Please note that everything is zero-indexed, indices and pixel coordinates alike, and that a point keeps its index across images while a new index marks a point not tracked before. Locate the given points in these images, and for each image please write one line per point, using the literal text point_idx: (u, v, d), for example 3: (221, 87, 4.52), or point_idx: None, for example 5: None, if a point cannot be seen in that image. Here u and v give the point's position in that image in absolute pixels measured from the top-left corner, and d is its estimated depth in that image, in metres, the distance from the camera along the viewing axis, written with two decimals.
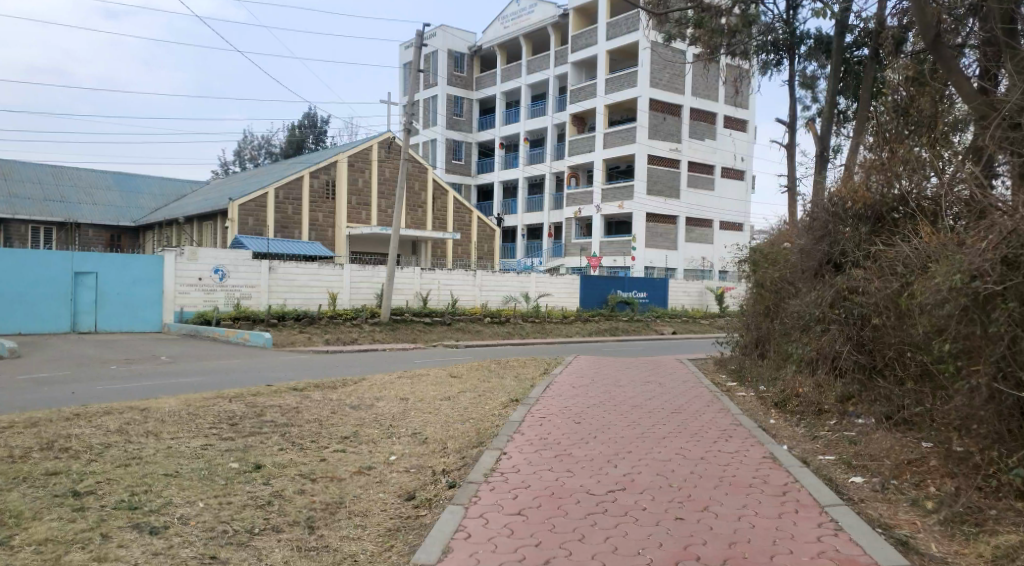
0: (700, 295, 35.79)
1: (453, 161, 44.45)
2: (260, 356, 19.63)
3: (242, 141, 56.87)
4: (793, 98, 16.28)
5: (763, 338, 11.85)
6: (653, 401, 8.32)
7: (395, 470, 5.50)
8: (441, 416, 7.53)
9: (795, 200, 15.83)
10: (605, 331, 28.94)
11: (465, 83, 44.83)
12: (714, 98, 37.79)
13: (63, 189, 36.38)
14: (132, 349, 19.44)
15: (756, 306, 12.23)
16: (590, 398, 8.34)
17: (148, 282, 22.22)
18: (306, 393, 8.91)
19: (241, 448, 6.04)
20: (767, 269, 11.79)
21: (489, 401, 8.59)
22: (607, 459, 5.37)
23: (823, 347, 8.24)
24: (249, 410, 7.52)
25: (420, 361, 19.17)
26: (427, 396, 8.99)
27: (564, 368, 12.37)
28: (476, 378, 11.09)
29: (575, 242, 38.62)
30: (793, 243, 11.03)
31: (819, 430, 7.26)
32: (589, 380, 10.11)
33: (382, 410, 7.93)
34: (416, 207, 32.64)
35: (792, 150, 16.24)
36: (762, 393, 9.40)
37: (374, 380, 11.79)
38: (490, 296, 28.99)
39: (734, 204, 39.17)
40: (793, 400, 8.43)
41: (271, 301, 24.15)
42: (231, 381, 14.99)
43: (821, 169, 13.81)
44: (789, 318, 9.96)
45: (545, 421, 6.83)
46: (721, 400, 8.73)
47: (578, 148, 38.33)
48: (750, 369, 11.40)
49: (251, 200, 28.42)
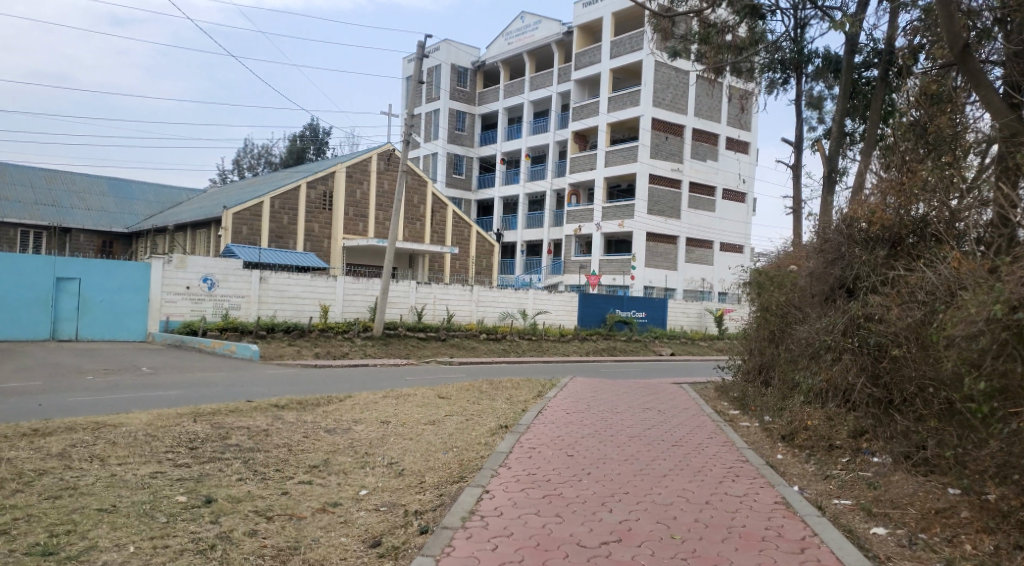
0: (700, 316, 35.24)
1: (452, 175, 44.06)
2: (246, 369, 19.02)
3: (242, 150, 56.54)
4: (799, 119, 15.79)
5: (769, 365, 11.25)
6: (653, 431, 7.74)
7: (363, 508, 4.92)
8: (422, 444, 6.95)
9: (799, 223, 15.30)
10: (603, 350, 28.36)
11: (467, 98, 44.54)
12: (717, 118, 37.45)
13: (56, 193, 35.91)
14: (113, 359, 18.85)
15: (761, 330, 11.69)
16: (585, 426, 7.77)
17: (133, 290, 21.63)
18: (283, 413, 8.34)
19: (195, 477, 5.47)
20: (772, 292, 11.21)
21: (477, 427, 8.00)
22: (601, 502, 4.78)
23: (835, 378, 7.66)
24: (215, 432, 6.94)
25: (412, 378, 18.54)
26: (411, 420, 8.42)
27: (560, 391, 11.82)
28: (466, 400, 10.52)
29: (574, 260, 38.11)
30: (801, 265, 10.48)
31: (831, 468, 6.65)
32: (585, 406, 9.54)
33: (360, 435, 7.33)
34: (414, 220, 32.15)
35: (797, 171, 15.74)
36: (768, 425, 8.79)
37: (359, 399, 11.21)
38: (486, 312, 28.40)
39: (735, 226, 38.75)
40: (802, 433, 7.82)
41: (261, 313, 23.53)
42: (214, 395, 14.41)
43: (829, 191, 13.29)
44: (797, 345, 9.38)
45: (534, 453, 6.25)
46: (724, 431, 8.11)
47: (579, 165, 37.93)
48: (755, 398, 10.78)
49: (245, 209, 27.93)
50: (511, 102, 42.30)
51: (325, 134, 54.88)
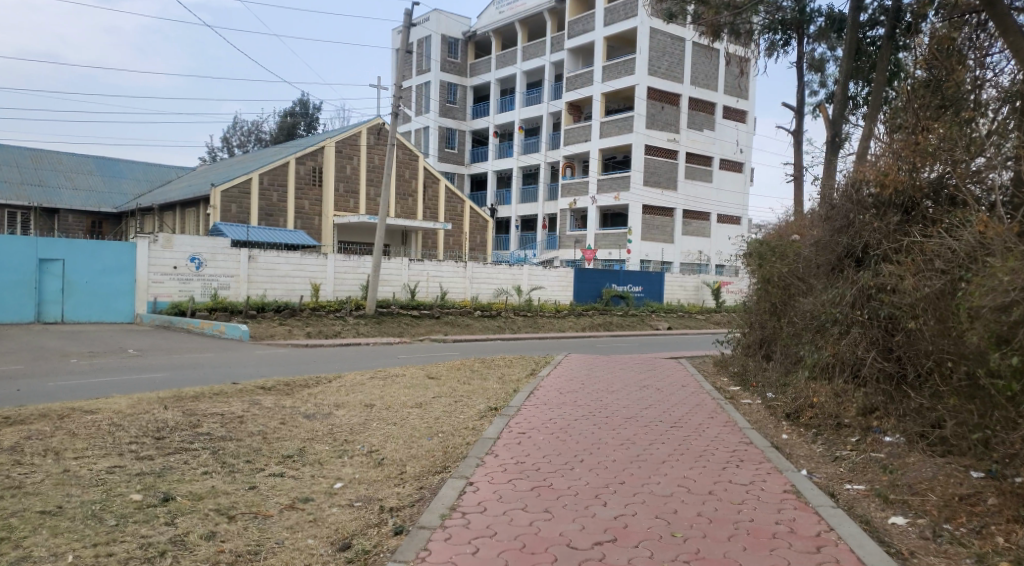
0: (697, 289, 34.82)
1: (445, 150, 43.34)
2: (235, 350, 18.59)
3: (232, 128, 55.60)
4: (800, 83, 15.27)
5: (771, 340, 10.86)
6: (650, 411, 7.32)
7: (336, 504, 4.51)
8: (405, 429, 6.52)
9: (800, 191, 14.87)
10: (599, 326, 28.00)
11: (458, 70, 43.66)
12: (713, 87, 36.75)
13: (42, 173, 35.20)
14: (98, 342, 18.37)
15: (762, 303, 11.28)
16: (580, 408, 7.35)
17: (119, 271, 21.08)
18: (261, 397, 7.91)
19: (157, 470, 5.03)
20: (774, 263, 10.78)
21: (465, 409, 7.59)
22: (594, 494, 4.38)
23: (842, 353, 7.28)
24: (185, 420, 6.51)
25: (405, 357, 18.15)
26: (397, 403, 8.00)
27: (554, 368, 11.44)
28: (456, 380, 10.12)
29: (569, 234, 37.58)
30: (806, 234, 10.05)
31: (840, 449, 6.28)
32: (580, 385, 9.14)
33: (340, 421, 6.91)
34: (406, 196, 31.55)
35: (800, 137, 15.25)
36: (770, 402, 8.40)
37: (346, 381, 10.79)
38: (480, 288, 27.94)
39: (732, 197, 38.19)
40: (807, 411, 7.44)
41: (250, 292, 23.05)
42: (202, 377, 14.03)
43: (833, 156, 12.84)
44: (801, 318, 9.00)
45: (523, 438, 5.84)
46: (725, 410, 7.73)
47: (573, 137, 37.27)
48: (756, 373, 10.41)
49: (233, 187, 27.34)
50: (503, 74, 41.47)
51: (315, 110, 53.96)
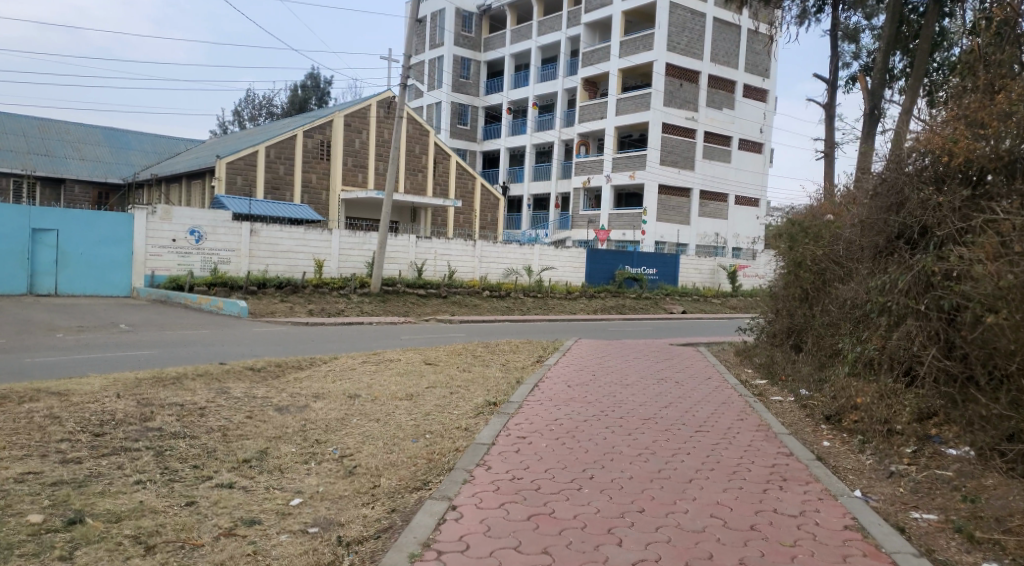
0: (713, 273, 33.72)
1: (457, 125, 42.24)
2: (233, 326, 17.88)
3: (243, 101, 54.69)
4: (833, 54, 14.17)
5: (801, 329, 9.91)
6: (669, 410, 6.41)
7: (285, 530, 3.64)
8: (389, 428, 5.66)
9: (830, 171, 13.86)
10: (612, 309, 27.10)
11: (472, 43, 42.45)
12: (734, 64, 35.44)
13: (47, 142, 34.52)
14: (91, 316, 17.63)
15: (791, 288, 10.34)
16: (590, 406, 6.44)
17: (116, 243, 20.34)
18: (234, 384, 7.05)
19: (81, 478, 4.16)
20: (807, 245, 9.77)
21: (460, 404, 6.71)
22: (608, 528, 3.50)
23: (895, 348, 6.34)
24: (136, 411, 5.63)
25: (408, 338, 17.34)
26: (386, 394, 7.13)
27: (563, 356, 10.54)
28: (456, 367, 9.24)
29: (582, 214, 36.51)
30: (845, 214, 9.06)
31: (894, 463, 5.37)
32: (591, 376, 8.24)
33: (315, 415, 6.05)
34: (416, 171, 30.54)
35: (832, 112, 14.17)
36: (806, 399, 7.46)
37: (337, 366, 9.96)
38: (490, 268, 27.04)
39: (751, 178, 36.96)
40: (851, 412, 6.50)
41: (252, 267, 22.25)
42: (195, 356, 13.33)
43: (870, 132, 11.79)
44: (840, 306, 8.07)
45: (524, 445, 4.96)
46: (757, 410, 6.78)
47: (589, 113, 36.11)
48: (783, 366, 9.45)
49: (239, 158, 26.52)
50: (518, 47, 40.24)
51: (326, 83, 52.96)
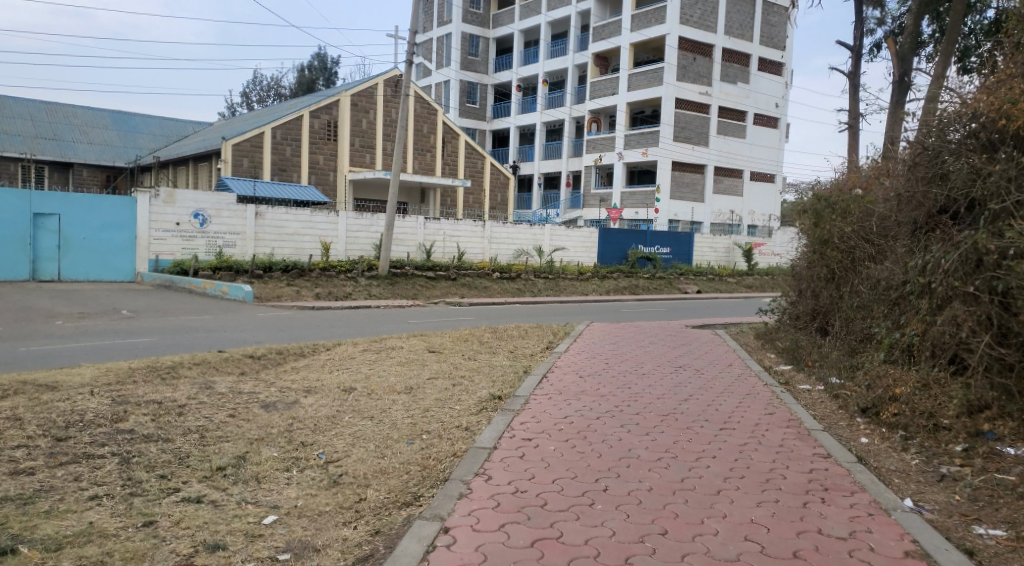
0: (729, 251, 32.96)
1: (466, 104, 41.48)
2: (237, 311, 17.47)
3: (250, 82, 54.05)
4: (857, 20, 13.33)
5: (828, 311, 9.30)
6: (690, 404, 5.86)
7: (251, 559, 3.14)
8: (383, 429, 5.15)
9: (853, 145, 13.11)
10: (625, 289, 26.50)
11: (481, 21, 41.56)
12: (749, 37, 34.42)
13: (52, 125, 34.15)
14: (92, 302, 17.25)
15: (816, 267, 9.70)
16: (604, 399, 5.90)
17: (118, 227, 19.93)
18: (220, 378, 6.55)
19: (29, 493, 3.67)
20: (833, 222, 9.11)
21: (462, 398, 6.19)
22: (626, 558, 2.97)
23: (938, 333, 5.73)
24: (108, 410, 5.14)
25: (416, 323, 16.80)
26: (383, 387, 6.62)
27: (575, 342, 9.98)
28: (461, 355, 8.73)
29: (594, 192, 35.78)
30: (876, 187, 8.39)
31: (945, 464, 4.82)
32: (606, 365, 7.69)
33: (304, 413, 5.56)
34: (425, 151, 29.92)
35: (855, 81, 13.39)
36: (837, 388, 6.86)
37: (336, 355, 9.47)
38: (500, 249, 26.46)
39: (767, 154, 36.03)
40: (888, 403, 5.91)
41: (257, 251, 21.83)
42: (196, 344, 12.91)
43: (899, 102, 11.05)
44: (873, 287, 7.45)
45: (529, 448, 4.45)
46: (786, 403, 6.20)
47: (600, 90, 35.27)
48: (808, 350, 8.84)
49: (244, 140, 26.01)
50: (527, 24, 39.34)
51: (334, 63, 52.22)
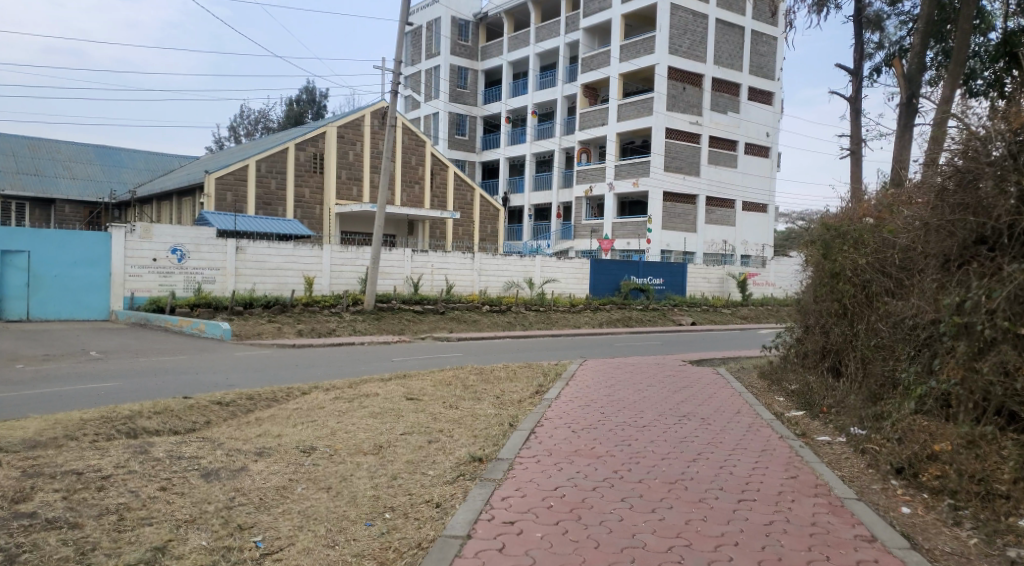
0: (723, 281, 32.37)
1: (455, 136, 41.11)
2: (214, 351, 16.61)
3: (239, 116, 53.64)
4: (856, 43, 12.82)
5: (840, 350, 8.54)
6: (699, 467, 5.07)
7: None
8: (339, 507, 4.33)
9: (856, 172, 12.51)
10: (618, 321, 25.79)
11: (469, 53, 41.34)
12: (737, 67, 34.23)
13: (34, 160, 33.44)
14: (59, 343, 16.34)
15: (826, 301, 8.96)
16: (601, 461, 5.12)
17: (90, 264, 19.04)
18: (163, 438, 5.73)
19: None
20: (846, 252, 8.38)
21: (438, 460, 5.40)
22: None
23: (985, 382, 4.99)
24: (13, 487, 4.31)
25: (400, 360, 15.99)
26: (348, 447, 5.80)
27: (567, 386, 9.19)
28: (442, 403, 7.91)
29: (585, 223, 35.27)
30: (890, 216, 7.69)
31: (1011, 546, 4.01)
32: (602, 416, 6.90)
33: (251, 484, 4.75)
34: (413, 182, 29.32)
35: (857, 106, 12.85)
36: (863, 442, 6.09)
37: (305, 403, 8.64)
38: (489, 282, 25.75)
39: (759, 183, 35.65)
40: (928, 464, 5.15)
41: (238, 287, 21.02)
42: (166, 388, 12.06)
43: (907, 125, 10.48)
44: (897, 328, 6.69)
45: (512, 535, 3.66)
46: (809, 463, 5.42)
47: (590, 121, 34.95)
48: (822, 394, 8.07)
49: (229, 173, 25.40)
50: (516, 56, 39.14)
51: (323, 97, 51.96)
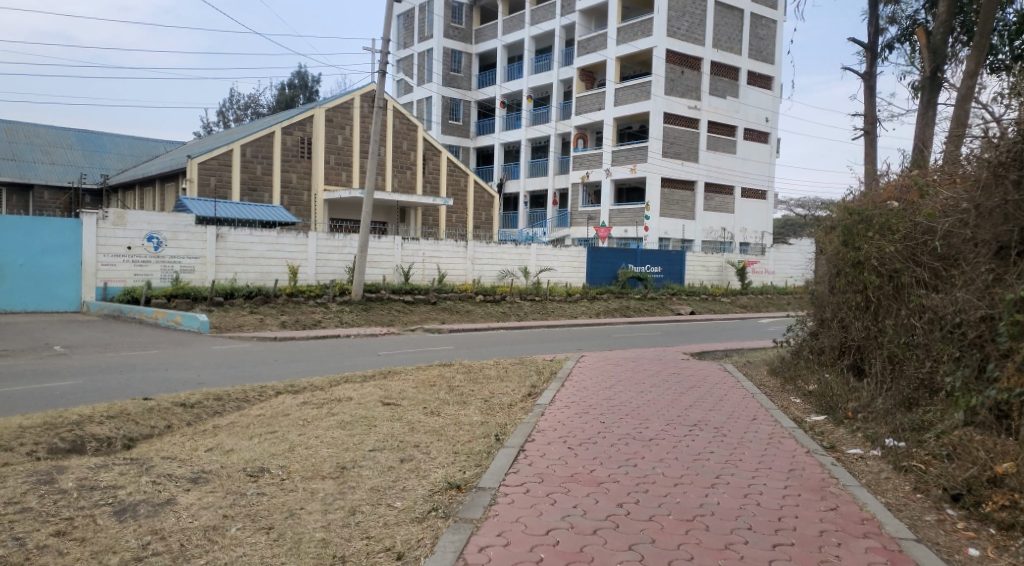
0: (722, 270, 31.52)
1: (448, 121, 40.05)
2: (191, 345, 15.66)
3: (229, 101, 52.43)
4: (871, 16, 11.85)
5: (862, 346, 7.64)
6: (720, 497, 4.21)
7: None
8: (277, 559, 3.46)
9: (871, 153, 11.62)
10: (615, 311, 24.93)
11: (462, 36, 40.19)
12: (737, 50, 33.24)
13: (14, 146, 32.25)
14: (25, 337, 15.39)
15: (847, 293, 8.05)
16: (602, 490, 4.25)
17: (61, 252, 18.03)
18: (85, 461, 4.84)
19: None
20: (871, 239, 7.45)
21: (409, 487, 4.52)
22: None
23: None
24: None
25: (386, 354, 15.09)
26: (305, 470, 4.94)
27: (563, 387, 8.30)
28: (423, 409, 7.02)
29: (580, 210, 34.36)
30: (920, 197, 6.76)
31: None
32: (603, 426, 6.02)
33: (173, 524, 3.86)
34: (405, 168, 28.30)
35: (871, 83, 11.94)
36: (904, 459, 5.22)
37: (270, 408, 7.70)
38: (483, 271, 24.84)
39: (759, 169, 34.74)
40: (992, 491, 4.27)
41: (218, 276, 20.07)
42: (132, 387, 11.14)
43: (931, 100, 9.59)
44: (935, 324, 5.79)
45: None
46: (847, 487, 4.53)
47: (586, 105, 33.94)
48: (844, 397, 7.19)
49: (212, 158, 24.37)
50: (510, 39, 38.06)
51: (315, 82, 50.76)
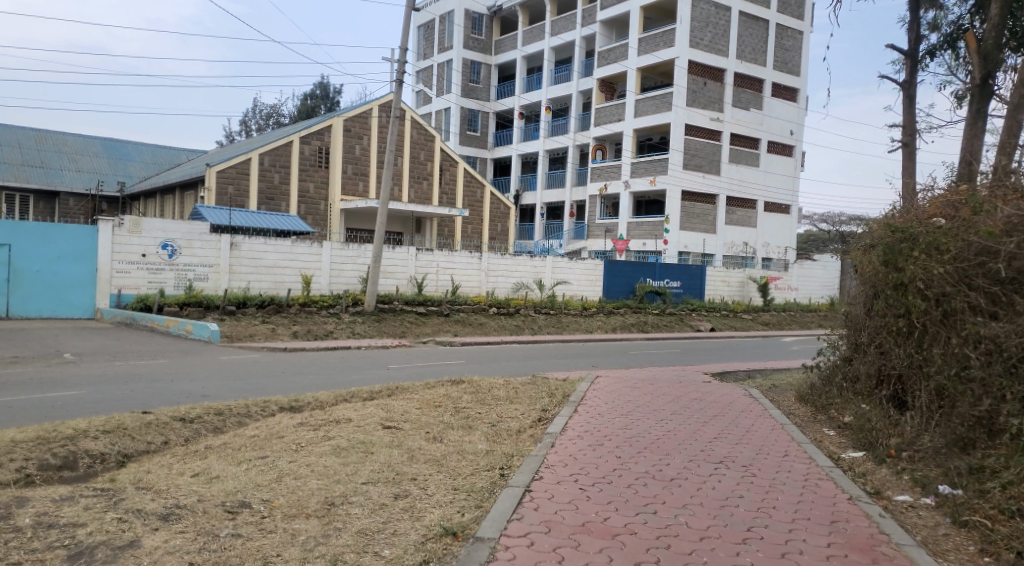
0: (742, 285, 30.81)
1: (467, 131, 39.78)
2: (200, 354, 15.31)
3: (252, 111, 52.72)
4: (911, 22, 11.29)
5: (903, 376, 7.06)
6: (753, 556, 3.69)
7: None
8: None
9: (909, 167, 11.03)
10: (632, 326, 24.31)
11: (483, 47, 39.99)
12: (761, 62, 32.64)
13: (42, 153, 32.43)
14: (34, 344, 15.15)
15: (886, 316, 7.48)
16: (618, 545, 3.74)
17: (75, 259, 17.87)
18: (54, 493, 4.41)
19: None
20: (915, 258, 6.88)
21: (403, 531, 4.04)
22: None
23: None
24: None
25: (395, 367, 14.66)
26: (290, 506, 4.48)
27: (577, 412, 7.80)
28: (425, 435, 6.55)
29: (599, 223, 33.84)
30: (973, 214, 6.18)
31: None
32: (619, 461, 5.52)
33: None
34: (422, 178, 27.99)
35: (911, 92, 11.36)
36: (966, 512, 4.65)
37: (267, 428, 7.27)
38: (498, 282, 24.39)
39: (782, 183, 34.00)
40: None
41: (231, 285, 19.81)
42: (136, 399, 10.81)
43: (980, 110, 9.01)
44: (996, 357, 5.22)
45: None
46: (904, 547, 3.98)
47: (606, 116, 33.49)
48: (886, 431, 6.63)
49: (230, 166, 24.21)
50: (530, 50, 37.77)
51: (336, 92, 50.85)
